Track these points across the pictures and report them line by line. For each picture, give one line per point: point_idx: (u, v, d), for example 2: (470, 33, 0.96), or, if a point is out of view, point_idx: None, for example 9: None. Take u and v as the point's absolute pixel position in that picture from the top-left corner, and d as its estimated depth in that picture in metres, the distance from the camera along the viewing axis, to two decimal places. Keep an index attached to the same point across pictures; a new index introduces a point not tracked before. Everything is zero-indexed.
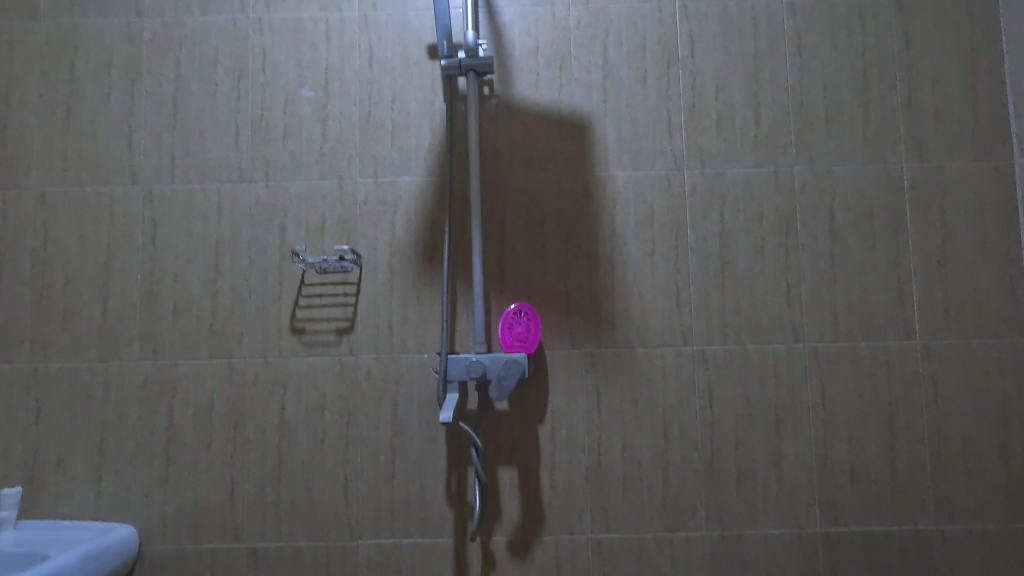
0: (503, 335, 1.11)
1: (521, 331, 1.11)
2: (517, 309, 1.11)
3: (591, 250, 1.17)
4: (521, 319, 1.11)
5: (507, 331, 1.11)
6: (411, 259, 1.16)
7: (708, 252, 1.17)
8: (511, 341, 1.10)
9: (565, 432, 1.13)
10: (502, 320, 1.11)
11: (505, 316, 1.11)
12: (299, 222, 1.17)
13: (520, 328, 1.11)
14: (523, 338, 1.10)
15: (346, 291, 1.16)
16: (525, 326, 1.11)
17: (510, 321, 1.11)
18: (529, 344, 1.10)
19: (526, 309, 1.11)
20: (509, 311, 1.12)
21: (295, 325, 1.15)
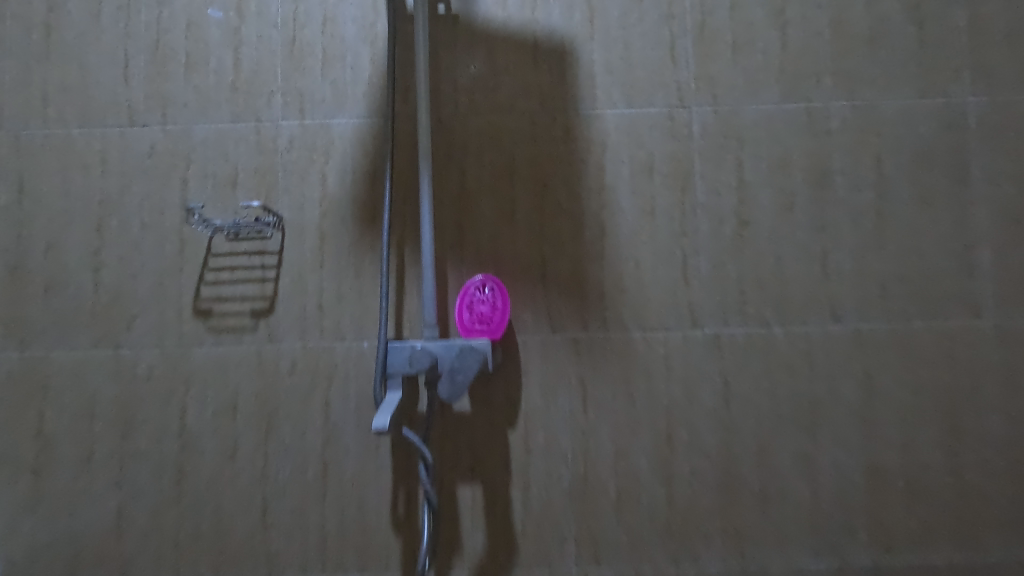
0: (462, 319, 0.89)
1: (484, 311, 0.89)
2: (478, 284, 0.90)
3: (574, 207, 0.93)
4: (485, 296, 0.89)
5: (466, 313, 0.89)
6: (347, 222, 0.92)
7: (723, 210, 0.92)
8: (471, 324, 0.89)
9: (542, 438, 0.89)
10: (460, 300, 0.90)
11: (464, 294, 0.90)
12: (205, 175, 0.93)
13: (482, 308, 0.89)
14: (487, 320, 0.89)
15: (263, 262, 0.92)
16: (489, 305, 0.89)
17: (470, 300, 0.89)
18: (495, 327, 0.88)
19: (491, 283, 0.90)
20: (469, 287, 0.90)
21: (199, 305, 0.91)
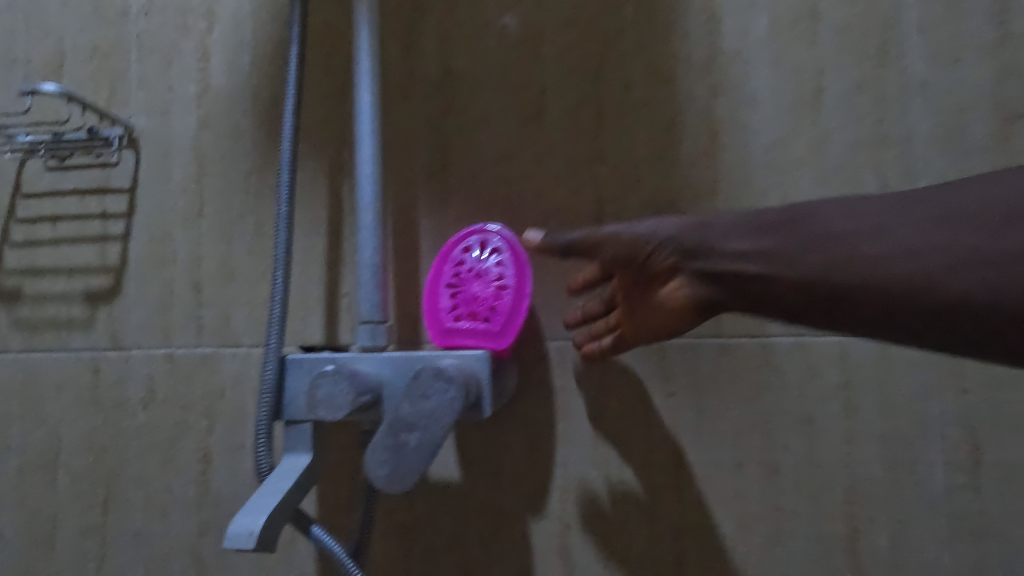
0: (435, 308, 0.44)
1: (480, 294, 0.43)
2: (474, 239, 0.45)
3: (658, 95, 0.48)
4: (483, 265, 0.44)
5: (446, 296, 0.44)
6: (242, 135, 0.51)
7: (966, 94, 0.45)
8: (452, 318, 0.43)
9: (594, 541, 0.46)
10: (436, 270, 0.45)
11: (443, 258, 0.45)
12: (13, 61, 0.54)
13: (479, 288, 0.43)
14: (485, 311, 0.43)
15: (105, 208, 0.52)
16: (491, 282, 0.43)
17: (455, 271, 0.44)
18: (500, 327, 0.42)
19: (499, 237, 0.44)
20: (453, 246, 0.45)
21: (2, 285, 0.53)
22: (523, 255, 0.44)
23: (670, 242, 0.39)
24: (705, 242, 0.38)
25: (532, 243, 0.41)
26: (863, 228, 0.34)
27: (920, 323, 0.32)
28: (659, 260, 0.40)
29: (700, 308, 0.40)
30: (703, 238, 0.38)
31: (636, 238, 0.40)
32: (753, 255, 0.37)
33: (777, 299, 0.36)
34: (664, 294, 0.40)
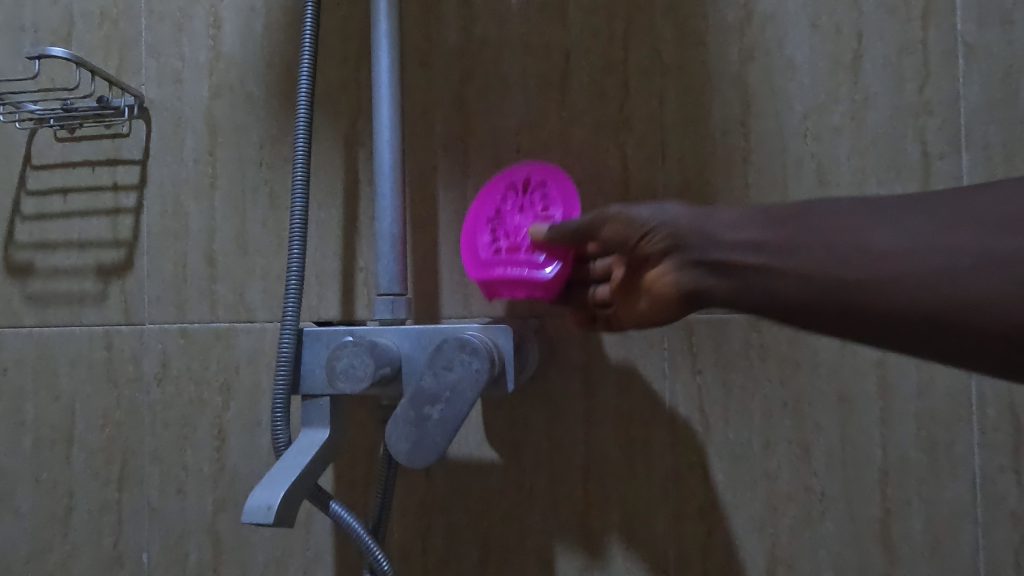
0: (476, 245, 0.40)
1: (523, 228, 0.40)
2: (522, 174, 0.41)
3: (688, 60, 0.46)
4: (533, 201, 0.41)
5: (485, 233, 0.40)
6: (255, 104, 0.50)
7: (1018, 57, 0.43)
8: (493, 251, 0.40)
9: (617, 521, 0.45)
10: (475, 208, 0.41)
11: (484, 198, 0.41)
12: (21, 28, 0.52)
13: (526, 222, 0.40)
14: (530, 242, 0.39)
15: (116, 180, 0.51)
16: (534, 217, 0.40)
17: (501, 207, 0.41)
18: (546, 257, 0.38)
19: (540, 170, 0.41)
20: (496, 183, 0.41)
21: (14, 259, 0.52)
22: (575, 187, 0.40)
23: (662, 228, 0.34)
24: (708, 233, 0.33)
25: (540, 236, 0.37)
26: (860, 227, 0.30)
27: (943, 335, 0.28)
28: (648, 246, 0.34)
29: (694, 305, 0.34)
30: (702, 229, 0.33)
31: (628, 220, 0.34)
32: (759, 250, 0.32)
33: (796, 298, 0.31)
34: (650, 277, 0.35)
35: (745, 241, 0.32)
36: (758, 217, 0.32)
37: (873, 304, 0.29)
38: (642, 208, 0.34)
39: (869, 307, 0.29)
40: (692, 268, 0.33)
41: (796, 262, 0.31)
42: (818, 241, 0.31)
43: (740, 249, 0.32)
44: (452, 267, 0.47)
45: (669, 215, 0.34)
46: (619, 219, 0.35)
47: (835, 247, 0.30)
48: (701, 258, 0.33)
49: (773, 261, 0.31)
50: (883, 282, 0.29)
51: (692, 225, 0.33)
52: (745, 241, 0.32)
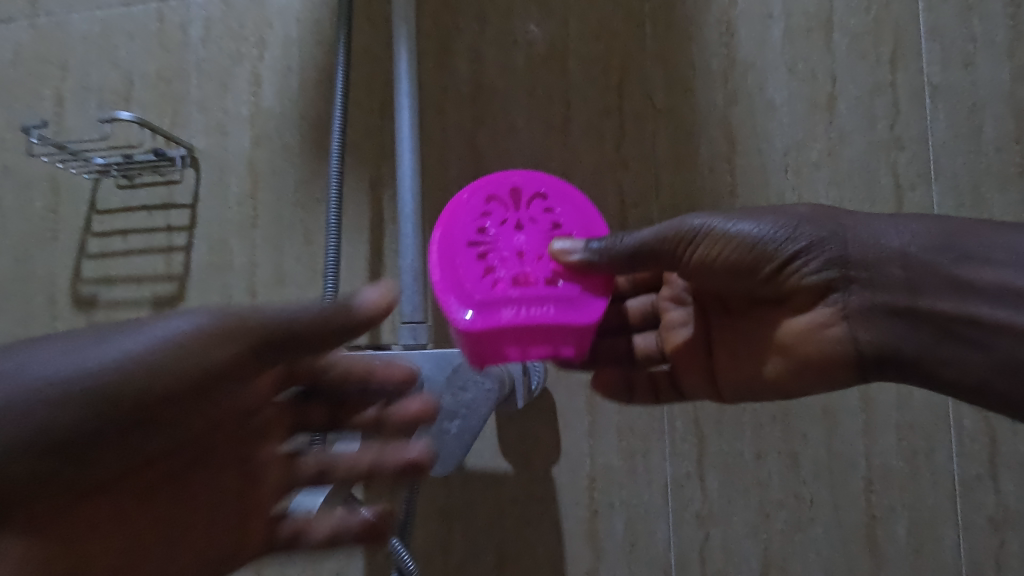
0: (468, 270, 0.35)
1: (530, 247, 0.36)
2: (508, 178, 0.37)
3: (677, 104, 0.50)
4: (529, 210, 0.37)
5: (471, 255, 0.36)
6: (291, 151, 0.56)
7: (979, 97, 0.47)
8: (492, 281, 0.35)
9: (621, 526, 0.49)
10: (450, 223, 0.36)
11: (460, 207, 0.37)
12: (88, 89, 0.60)
13: (532, 236, 0.36)
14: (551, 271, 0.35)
15: (170, 221, 0.58)
16: (536, 232, 0.37)
17: (494, 222, 0.36)
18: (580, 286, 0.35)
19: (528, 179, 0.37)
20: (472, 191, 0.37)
21: (80, 292, 0.59)
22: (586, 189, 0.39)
23: (820, 254, 0.35)
24: (882, 263, 0.35)
25: (568, 259, 0.35)
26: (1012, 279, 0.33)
27: None
28: (795, 275, 0.36)
29: (841, 341, 0.36)
30: (871, 258, 0.35)
31: (756, 246, 0.36)
32: (937, 290, 0.34)
33: (938, 338, 0.34)
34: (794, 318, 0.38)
35: (923, 273, 0.34)
36: (958, 254, 0.34)
37: (1008, 364, 0.33)
38: (830, 220, 0.36)
39: (1008, 366, 0.33)
40: (870, 292, 0.35)
41: (956, 300, 0.34)
42: (973, 288, 0.33)
43: (927, 286, 0.34)
44: None
45: (874, 235, 0.35)
46: (781, 229, 0.35)
47: (1016, 300, 0.33)
48: (882, 285, 0.35)
49: (951, 303, 0.34)
50: (1019, 346, 0.32)
51: (887, 249, 0.35)
52: (940, 276, 0.34)
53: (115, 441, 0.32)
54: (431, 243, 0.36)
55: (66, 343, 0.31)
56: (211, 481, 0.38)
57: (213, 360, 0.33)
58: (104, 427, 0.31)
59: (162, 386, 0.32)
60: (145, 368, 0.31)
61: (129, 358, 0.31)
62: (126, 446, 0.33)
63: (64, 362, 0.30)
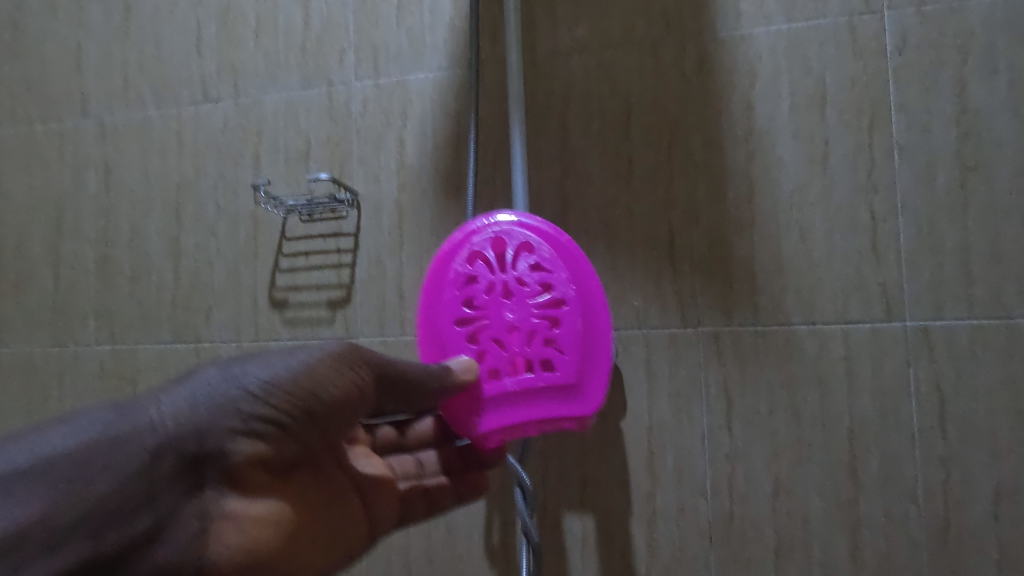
0: (470, 353, 0.51)
1: (513, 316, 0.51)
2: (489, 250, 0.53)
3: (711, 160, 0.70)
4: (513, 275, 0.52)
5: (456, 296, 0.52)
6: (429, 195, 0.78)
7: (934, 154, 0.65)
8: (478, 336, 0.52)
9: (671, 462, 0.69)
10: (445, 271, 0.53)
11: (451, 279, 0.52)
12: (277, 149, 0.83)
13: (516, 307, 0.52)
14: (539, 354, 0.51)
15: (340, 245, 0.80)
16: (516, 291, 0.52)
17: (484, 293, 0.52)
18: (566, 375, 0.50)
19: (518, 243, 0.53)
20: (460, 260, 0.53)
21: (274, 295, 0.82)
22: (561, 240, 0.53)
23: None
24: None
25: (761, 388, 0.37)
26: None
27: None
28: None
29: None
30: None
31: None
32: None
33: None
34: None
35: None
36: None
37: None
38: None
39: None
40: None
41: None
42: None
43: None
44: None
45: None
46: None
47: None
48: None
49: None
50: None
51: None
52: None
53: (288, 438, 0.45)
54: (427, 283, 0.53)
55: (253, 362, 0.45)
56: (336, 482, 0.49)
57: (357, 377, 0.48)
58: (282, 424, 0.44)
59: (323, 395, 0.46)
60: (313, 380, 0.46)
61: (299, 371, 0.46)
62: (294, 442, 0.46)
63: (259, 373, 0.44)
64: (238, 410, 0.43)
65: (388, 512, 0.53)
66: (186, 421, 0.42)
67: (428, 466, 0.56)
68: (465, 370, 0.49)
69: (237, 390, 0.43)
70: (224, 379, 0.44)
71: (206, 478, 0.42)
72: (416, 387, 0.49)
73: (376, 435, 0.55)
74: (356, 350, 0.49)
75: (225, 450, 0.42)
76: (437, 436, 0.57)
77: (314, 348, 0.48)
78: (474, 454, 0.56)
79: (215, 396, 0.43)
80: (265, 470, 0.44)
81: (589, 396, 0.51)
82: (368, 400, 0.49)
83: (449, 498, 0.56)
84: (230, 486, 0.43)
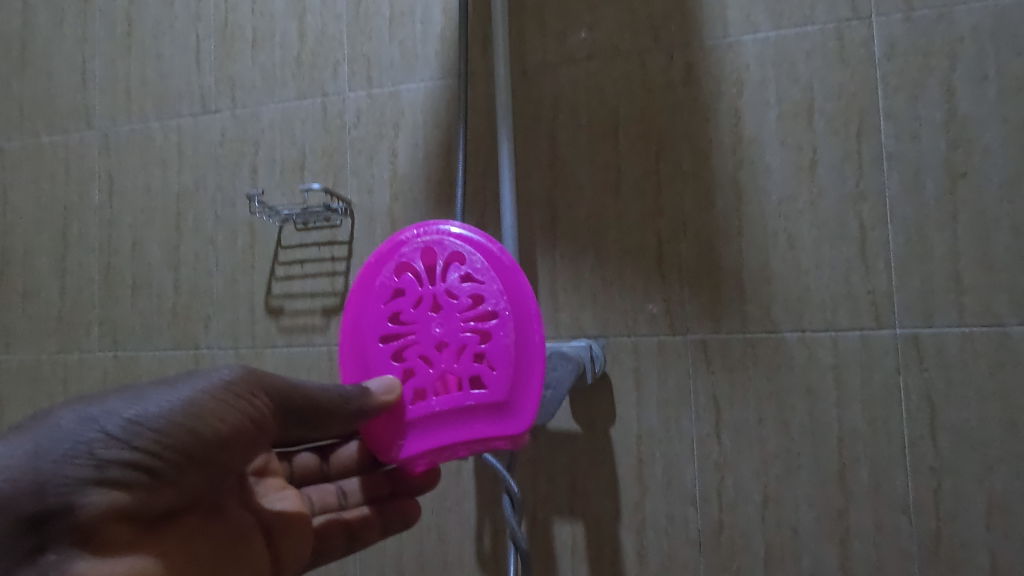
0: (395, 370, 0.50)
1: (440, 330, 0.49)
2: (418, 262, 0.51)
3: (699, 168, 0.70)
4: (441, 287, 0.50)
5: (383, 310, 0.50)
6: (421, 204, 0.79)
7: (923, 161, 0.64)
8: (405, 351, 0.50)
9: (660, 470, 0.69)
10: (371, 286, 0.51)
11: (379, 293, 0.51)
12: (274, 160, 0.84)
13: (444, 320, 0.49)
14: (468, 371, 0.49)
15: (334, 253, 0.81)
16: (444, 302, 0.50)
17: (411, 307, 0.50)
18: (497, 393, 0.48)
19: (449, 255, 0.51)
20: (387, 272, 0.51)
21: (271, 303, 0.83)
22: (492, 252, 0.51)
23: None
24: None
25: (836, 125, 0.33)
26: None
27: None
28: None
29: None
30: None
31: None
32: None
33: None
34: None
35: None
36: None
37: None
38: None
39: None
40: None
41: None
42: None
43: None
44: (547, 305, 0.74)
45: None
46: None
47: None
48: None
49: None
50: None
51: None
52: None
53: (161, 484, 0.40)
54: (352, 297, 0.52)
55: (117, 400, 0.41)
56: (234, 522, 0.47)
57: (249, 409, 0.45)
58: (154, 467, 0.40)
59: (205, 431, 0.42)
60: (192, 416, 0.42)
61: (178, 407, 0.42)
62: (168, 486, 0.41)
63: (123, 412, 0.40)
64: (94, 454, 0.38)
65: (302, 549, 0.53)
66: (23, 474, 0.36)
67: (351, 496, 0.57)
68: (388, 390, 0.47)
69: (94, 433, 0.39)
70: (81, 422, 0.39)
71: (50, 542, 0.35)
72: (325, 410, 0.47)
73: (296, 466, 0.57)
74: (250, 378, 0.46)
75: (77, 502, 0.36)
76: (360, 464, 0.58)
77: (200, 379, 0.44)
78: (400, 480, 0.58)
79: (65, 441, 0.38)
80: (129, 523, 0.38)
81: (520, 413, 0.48)
82: (264, 433, 0.46)
83: (372, 527, 0.57)
84: (82, 547, 0.36)
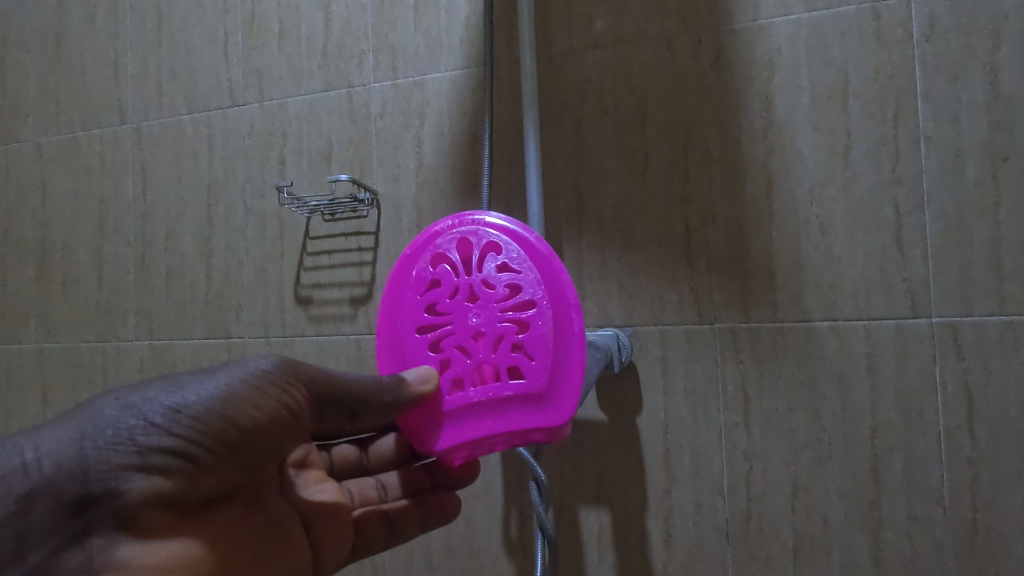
0: (433, 361, 0.50)
1: (476, 319, 0.50)
2: (453, 253, 0.52)
3: (729, 154, 0.69)
4: (478, 277, 0.50)
5: (419, 301, 0.51)
6: (446, 193, 0.79)
7: (963, 145, 0.62)
8: (442, 342, 0.50)
9: (688, 459, 0.69)
10: (408, 277, 0.52)
11: (415, 284, 0.52)
12: (301, 152, 0.85)
13: (480, 310, 0.50)
14: (506, 361, 0.49)
15: (361, 244, 0.82)
16: (479, 292, 0.50)
17: (447, 298, 0.50)
18: (536, 384, 0.48)
19: (485, 245, 0.52)
20: (423, 263, 0.52)
21: (300, 293, 0.84)
22: (528, 241, 0.52)
23: None
24: None
25: None
26: None
27: None
28: None
29: None
30: None
31: None
32: None
33: None
34: None
35: None
36: None
37: None
38: None
39: None
40: None
41: None
42: None
43: None
44: None
45: None
46: None
47: None
48: None
49: None
50: None
51: None
52: None
53: (200, 471, 0.41)
54: (388, 290, 0.53)
55: (157, 388, 0.42)
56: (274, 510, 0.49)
57: (284, 399, 0.46)
58: (194, 455, 0.41)
59: (242, 421, 0.43)
60: (230, 406, 0.43)
61: (215, 396, 0.43)
62: (207, 474, 0.42)
63: (164, 400, 0.41)
64: (137, 441, 0.39)
65: (343, 542, 0.54)
66: (69, 460, 0.37)
67: (389, 489, 0.59)
68: (425, 380, 0.48)
69: (136, 421, 0.39)
70: (122, 410, 0.40)
71: (95, 526, 0.37)
72: (362, 400, 0.48)
73: (335, 458, 0.58)
74: (289, 366, 0.47)
75: (120, 490, 0.37)
76: (399, 457, 0.59)
77: (237, 368, 0.45)
78: (439, 473, 0.60)
79: (107, 429, 0.38)
80: (170, 509, 0.40)
81: (560, 404, 0.48)
82: (299, 422, 0.47)
83: (412, 520, 0.58)
84: (126, 532, 0.37)
